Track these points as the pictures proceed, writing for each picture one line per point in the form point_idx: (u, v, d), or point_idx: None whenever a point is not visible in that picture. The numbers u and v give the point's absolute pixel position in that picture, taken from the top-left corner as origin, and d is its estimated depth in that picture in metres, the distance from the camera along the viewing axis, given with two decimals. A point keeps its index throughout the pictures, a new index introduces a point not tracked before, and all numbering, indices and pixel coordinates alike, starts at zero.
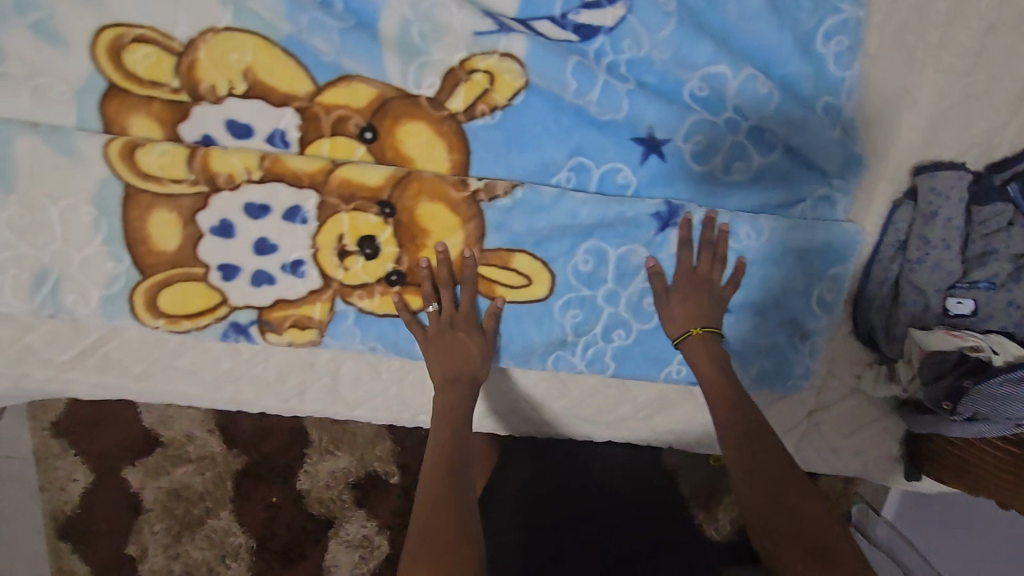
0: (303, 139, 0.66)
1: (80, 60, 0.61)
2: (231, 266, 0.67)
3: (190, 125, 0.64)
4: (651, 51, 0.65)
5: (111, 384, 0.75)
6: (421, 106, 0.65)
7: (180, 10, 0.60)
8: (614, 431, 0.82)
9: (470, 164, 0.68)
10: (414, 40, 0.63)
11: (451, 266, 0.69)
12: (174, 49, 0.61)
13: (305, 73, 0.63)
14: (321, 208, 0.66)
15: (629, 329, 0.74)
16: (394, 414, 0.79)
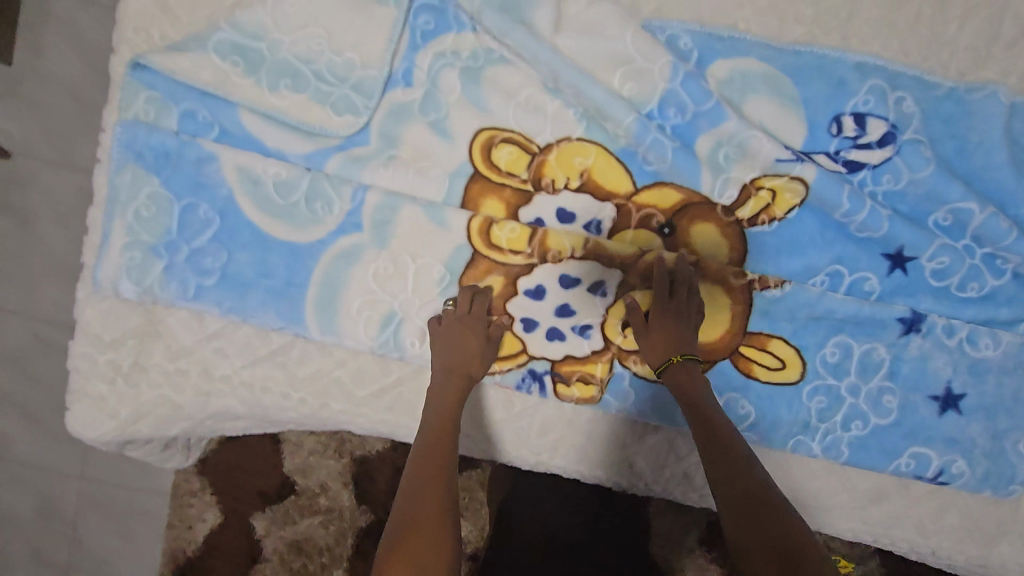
0: (614, 227, 0.78)
1: (459, 151, 0.76)
2: (532, 320, 0.77)
3: (529, 209, 0.77)
4: (907, 185, 0.78)
5: (390, 423, 0.83)
6: (716, 211, 0.78)
7: (547, 123, 0.76)
8: (833, 523, 0.85)
9: (746, 260, 0.79)
10: (720, 161, 0.77)
11: (719, 343, 0.79)
12: (532, 150, 0.76)
13: (629, 177, 0.77)
14: (621, 286, 0.77)
15: (866, 419, 0.81)
16: (631, 481, 0.82)
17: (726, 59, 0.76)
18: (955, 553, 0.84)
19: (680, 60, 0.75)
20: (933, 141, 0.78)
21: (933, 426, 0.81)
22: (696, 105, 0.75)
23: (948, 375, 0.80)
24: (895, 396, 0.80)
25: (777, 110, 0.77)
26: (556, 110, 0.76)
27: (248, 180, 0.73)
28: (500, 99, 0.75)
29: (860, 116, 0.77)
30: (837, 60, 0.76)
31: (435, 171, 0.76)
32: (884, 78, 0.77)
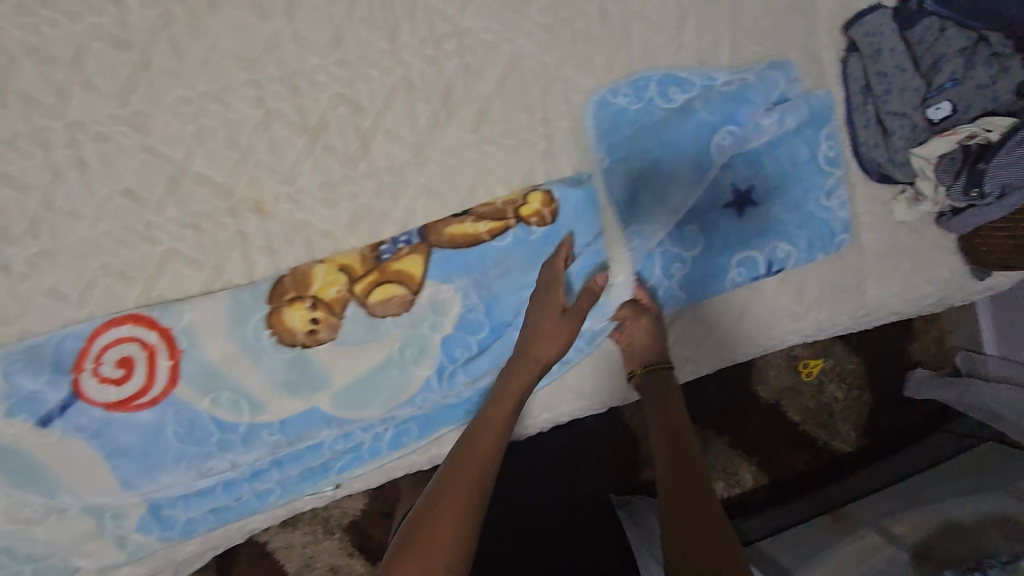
0: (373, 290, 0.76)
1: (192, 239, 0.78)
2: (332, 372, 0.77)
3: (296, 319, 0.74)
4: (584, 76, 0.83)
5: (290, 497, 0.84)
6: (464, 219, 0.78)
7: (256, 168, 0.78)
8: (711, 355, 0.91)
9: (488, 222, 0.78)
10: (443, 296, 0.78)
11: (506, 291, 0.79)
12: (277, 285, 0.74)
13: (377, 253, 0.77)
14: (395, 323, 0.77)
15: (682, 258, 0.83)
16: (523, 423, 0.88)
17: (461, 308, 0.79)
18: (822, 318, 0.92)
19: (431, 325, 0.78)
20: (581, 16, 0.82)
21: (741, 229, 0.83)
22: (448, 311, 0.79)
23: (731, 177, 0.82)
24: (695, 224, 0.83)
25: (506, 251, 0.78)
26: (254, 158, 0.78)
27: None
28: (207, 174, 0.77)
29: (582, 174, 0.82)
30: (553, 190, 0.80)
31: (185, 267, 0.78)
32: (534, 117, 0.83)
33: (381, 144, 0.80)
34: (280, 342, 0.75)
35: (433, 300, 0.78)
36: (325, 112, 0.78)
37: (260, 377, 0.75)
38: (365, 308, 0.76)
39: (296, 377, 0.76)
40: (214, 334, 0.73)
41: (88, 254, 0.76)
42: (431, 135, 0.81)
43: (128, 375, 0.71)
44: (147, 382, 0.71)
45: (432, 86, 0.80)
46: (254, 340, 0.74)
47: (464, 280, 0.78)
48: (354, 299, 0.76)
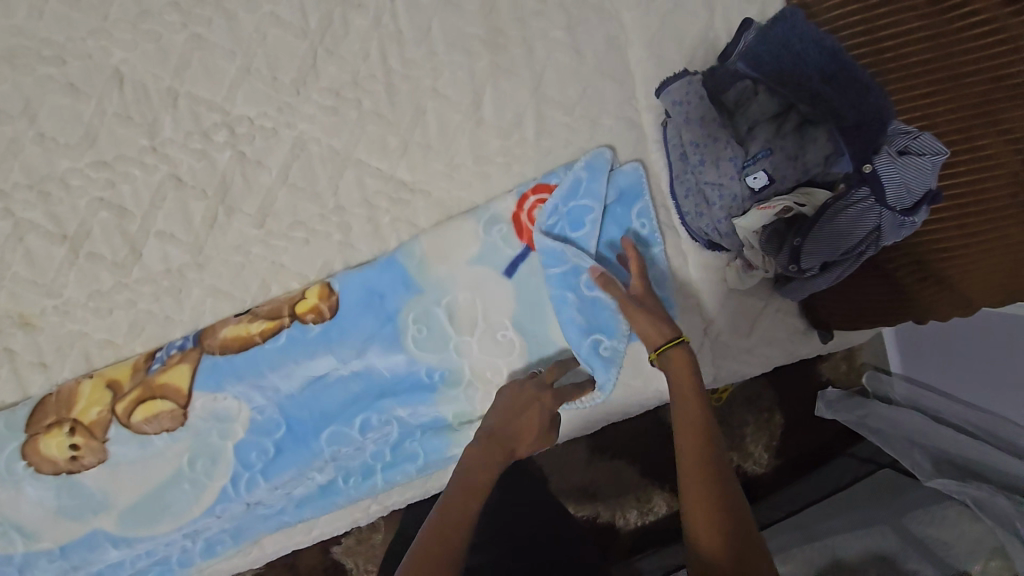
0: (140, 404, 0.73)
1: None
2: (112, 491, 0.73)
3: (54, 445, 0.71)
4: (380, 160, 0.77)
5: None
6: (241, 323, 0.76)
7: (12, 283, 0.72)
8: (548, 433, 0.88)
9: (263, 325, 0.75)
10: (227, 405, 0.74)
11: (300, 392, 0.76)
12: (36, 409, 0.72)
13: (145, 365, 0.74)
14: (172, 437, 0.73)
15: (500, 364, 0.79)
16: (345, 520, 0.84)
17: (250, 411, 0.75)
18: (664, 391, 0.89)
19: (219, 434, 0.74)
20: (367, 95, 0.75)
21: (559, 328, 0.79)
22: (237, 421, 0.75)
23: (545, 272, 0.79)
24: (510, 326, 0.79)
25: (293, 353, 0.75)
26: (9, 272, 0.72)
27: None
28: None
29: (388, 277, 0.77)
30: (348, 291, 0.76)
31: None
32: (325, 207, 0.77)
33: (154, 248, 0.74)
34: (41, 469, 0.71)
35: (210, 407, 0.74)
36: (86, 218, 0.72)
37: (30, 505, 0.71)
38: (129, 427, 0.72)
39: (73, 501, 0.72)
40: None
41: None
42: (210, 235, 0.75)
43: None
44: None
45: (205, 182, 0.74)
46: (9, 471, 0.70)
47: (249, 388, 0.75)
48: (117, 418, 0.72)
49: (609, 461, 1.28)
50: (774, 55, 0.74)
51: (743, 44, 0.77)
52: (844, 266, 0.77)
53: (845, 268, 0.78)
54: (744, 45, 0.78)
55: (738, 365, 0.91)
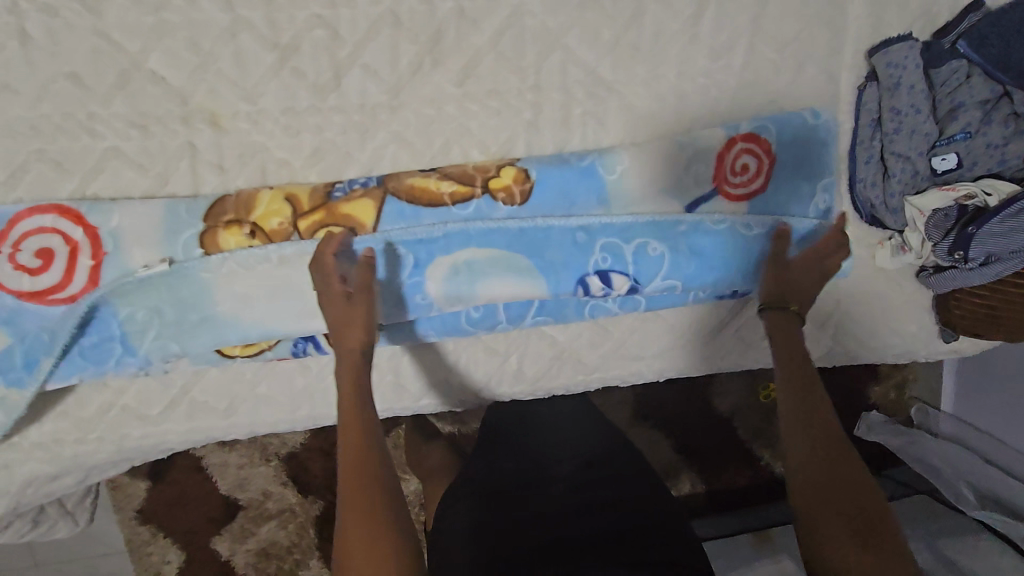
0: (320, 226, 0.70)
1: (138, 141, 0.72)
2: (267, 303, 0.71)
3: (231, 242, 0.69)
4: (588, 51, 0.77)
5: (205, 427, 0.82)
6: (431, 177, 0.71)
7: (214, 78, 0.72)
8: (663, 365, 0.90)
9: (454, 186, 0.71)
10: (392, 258, 0.72)
11: (464, 266, 0.73)
12: (219, 204, 0.69)
13: (330, 189, 0.70)
14: (342, 268, 0.72)
15: (653, 285, 0.78)
16: (459, 395, 0.87)
17: (408, 263, 0.72)
18: (778, 349, 0.91)
19: (382, 274, 0.73)
20: None
21: (720, 268, 0.78)
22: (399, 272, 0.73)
23: (723, 215, 0.76)
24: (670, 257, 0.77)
25: (467, 226, 0.72)
26: (214, 66, 0.71)
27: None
28: (163, 74, 0.71)
29: (580, 174, 0.72)
30: (538, 180, 0.72)
31: (127, 169, 0.73)
32: (525, 83, 0.77)
33: (356, 79, 0.74)
34: (211, 265, 0.69)
35: (383, 251, 0.72)
36: (300, 33, 0.71)
37: (187, 296, 0.69)
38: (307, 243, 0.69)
39: (229, 303, 0.71)
40: (140, 242, 0.68)
41: (24, 134, 0.71)
42: (411, 81, 0.75)
43: (44, 269, 0.67)
44: (58, 282, 0.67)
45: (421, 27, 0.73)
46: (184, 257, 0.69)
47: (414, 246, 0.72)
48: (297, 233, 0.70)
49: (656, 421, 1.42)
50: (1004, 40, 0.74)
51: (967, 25, 0.77)
52: (1009, 265, 0.77)
53: (1008, 271, 0.78)
54: (966, 27, 0.78)
55: (855, 347, 0.92)
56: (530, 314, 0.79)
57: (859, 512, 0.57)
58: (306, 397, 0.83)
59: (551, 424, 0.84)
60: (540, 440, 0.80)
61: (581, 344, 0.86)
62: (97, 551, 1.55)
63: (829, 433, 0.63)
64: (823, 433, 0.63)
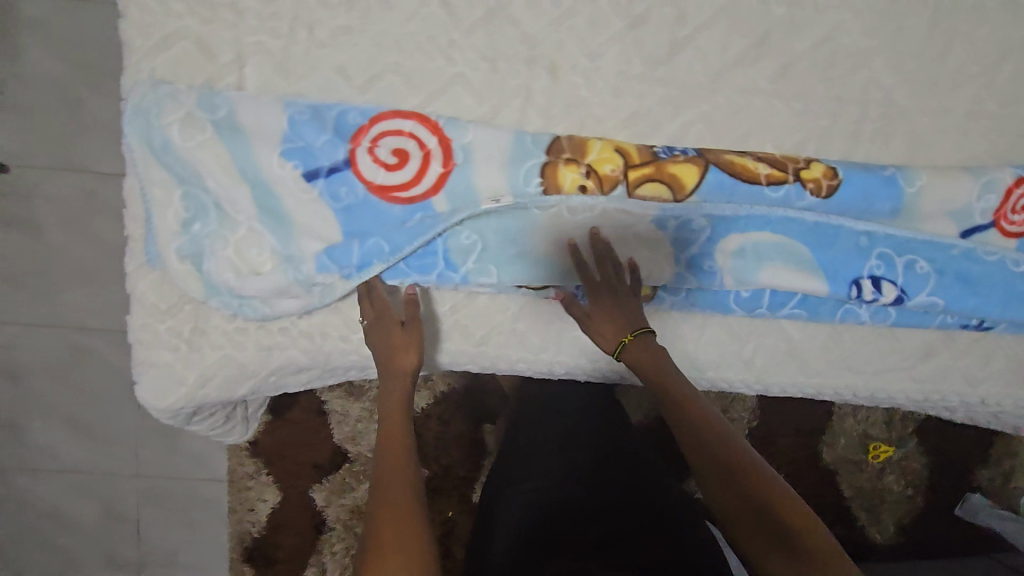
0: (644, 180, 0.75)
1: (484, 73, 0.79)
2: (575, 244, 0.76)
3: (564, 178, 0.73)
4: (891, 75, 0.84)
5: (453, 351, 0.86)
6: (747, 158, 0.76)
7: (564, 32, 0.79)
8: (879, 388, 0.92)
9: (768, 169, 0.76)
10: (693, 227, 0.77)
11: (756, 244, 0.78)
12: (559, 143, 0.74)
13: (657, 150, 0.76)
14: (650, 223, 0.77)
15: (920, 300, 0.81)
16: (686, 372, 0.90)
17: (705, 232, 0.78)
18: (996, 396, 0.92)
19: (680, 238, 0.78)
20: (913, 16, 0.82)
21: (985, 294, 0.81)
22: (695, 238, 0.78)
23: (997, 248, 0.81)
24: (942, 275, 0.80)
25: (771, 211, 0.76)
26: (569, 22, 0.79)
27: (257, 174, 0.71)
28: (523, 20, 0.78)
29: (884, 183, 0.77)
30: (846, 181, 0.76)
31: (466, 96, 0.79)
32: (830, 92, 0.84)
33: (685, 58, 0.81)
34: (543, 196, 0.73)
35: (689, 216, 0.76)
36: (652, 7, 0.79)
37: (513, 221, 0.76)
38: (632, 197, 0.74)
39: (544, 237, 0.76)
40: (488, 161, 0.73)
41: (388, 47, 0.78)
42: (732, 70, 0.82)
43: (398, 166, 0.72)
44: (406, 179, 0.72)
45: (754, 23, 0.80)
46: (522, 184, 0.73)
47: (716, 218, 0.77)
48: (624, 183, 0.74)
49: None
50: None
51: None
52: None
53: None
54: None
55: None
56: (791, 304, 0.83)
57: (741, 511, 0.63)
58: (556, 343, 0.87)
59: (544, 440, 0.97)
60: (568, 460, 0.91)
61: (811, 347, 0.90)
62: (201, 474, 1.58)
63: (723, 460, 0.65)
64: (716, 465, 0.65)
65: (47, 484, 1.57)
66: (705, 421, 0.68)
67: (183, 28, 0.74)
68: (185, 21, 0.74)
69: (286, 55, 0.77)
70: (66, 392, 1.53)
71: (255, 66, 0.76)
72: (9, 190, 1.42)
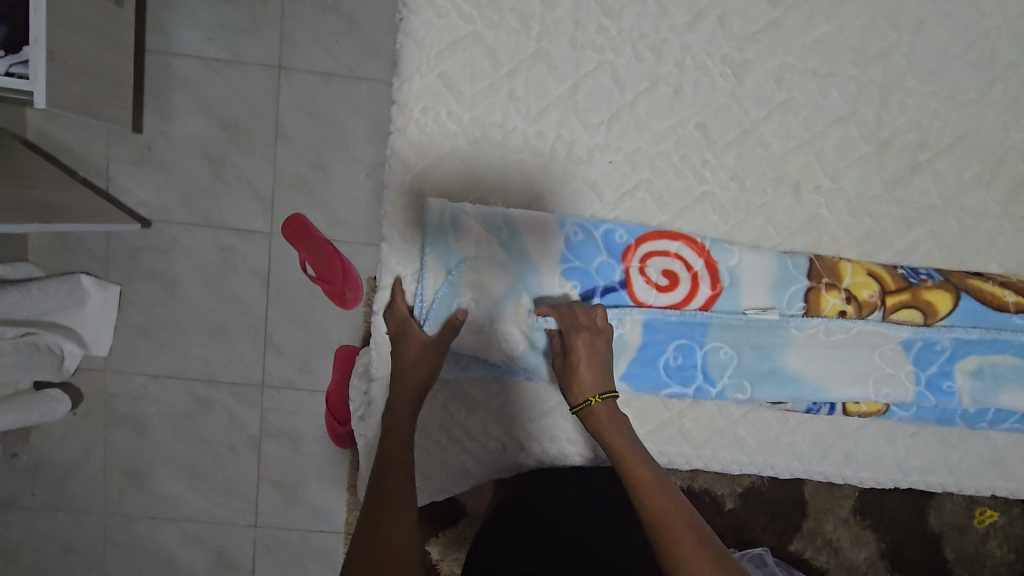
0: (899, 305, 0.78)
1: (733, 191, 0.81)
2: (828, 360, 0.79)
3: (826, 300, 0.78)
4: None
5: (675, 454, 0.87)
6: (996, 285, 0.80)
7: (812, 154, 0.81)
8: None
9: (1015, 297, 0.80)
10: (937, 348, 0.80)
11: (1000, 367, 0.81)
12: (823, 266, 0.78)
13: (912, 275, 0.79)
14: (897, 345, 0.79)
15: None
16: (892, 476, 0.92)
17: (950, 352, 0.80)
18: None
19: (924, 358, 0.80)
20: None
21: None
22: (939, 358, 0.80)
23: None
24: None
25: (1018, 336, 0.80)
26: (817, 145, 0.80)
27: (534, 290, 0.77)
28: (774, 142, 0.80)
29: None
30: None
31: (714, 214, 0.81)
32: None
33: (924, 179, 0.82)
34: (804, 317, 0.78)
35: (937, 339, 0.79)
36: (897, 132, 0.81)
37: (772, 339, 0.78)
38: (886, 322, 0.78)
39: (798, 355, 0.79)
40: (755, 284, 0.78)
41: (643, 165, 0.80)
42: (967, 191, 0.83)
43: (666, 286, 0.78)
44: (674, 300, 0.78)
45: (991, 149, 0.82)
46: (785, 305, 0.78)
47: (963, 340, 0.79)
48: (881, 308, 0.78)
49: (824, 495, 1.34)
50: None
51: None
52: None
53: None
54: None
55: None
56: (1012, 420, 0.86)
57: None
58: (771, 448, 0.89)
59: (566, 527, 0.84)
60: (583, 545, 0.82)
61: (1012, 454, 0.92)
62: (316, 526, 1.54)
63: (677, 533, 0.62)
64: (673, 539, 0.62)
65: (157, 537, 1.53)
66: (644, 479, 0.67)
67: (454, 148, 0.76)
68: (456, 141, 0.76)
69: (544, 172, 0.79)
70: (182, 446, 1.50)
71: (515, 181, 0.78)
72: (149, 245, 1.42)
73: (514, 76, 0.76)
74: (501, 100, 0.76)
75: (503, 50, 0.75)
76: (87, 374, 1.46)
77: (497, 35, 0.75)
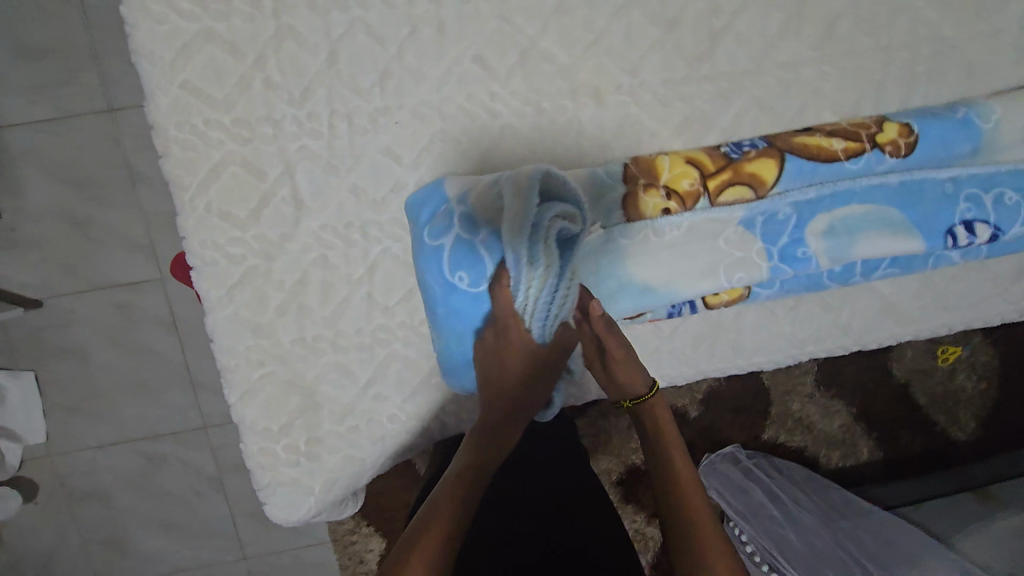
0: (724, 184, 0.76)
1: (531, 117, 0.77)
2: (671, 260, 0.76)
3: (648, 200, 0.75)
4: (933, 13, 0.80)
5: None
6: (820, 135, 0.77)
7: (604, 54, 0.76)
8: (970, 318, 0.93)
9: (841, 142, 0.77)
10: (780, 218, 0.76)
11: (849, 218, 0.77)
12: (636, 168, 0.76)
13: (730, 151, 0.77)
14: (739, 225, 0.76)
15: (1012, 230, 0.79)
16: (787, 352, 0.90)
17: (794, 218, 0.76)
18: None
19: (770, 231, 0.76)
20: None
21: None
22: (787, 226, 0.77)
23: None
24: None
25: (854, 181, 0.76)
26: (604, 43, 0.76)
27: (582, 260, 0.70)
28: (558, 53, 0.75)
29: (965, 123, 0.77)
30: (921, 130, 0.77)
31: (519, 145, 0.78)
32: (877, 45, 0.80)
33: (728, 47, 0.78)
34: (631, 224, 0.75)
35: (775, 208, 0.76)
36: (684, 6, 0.76)
37: (608, 255, 0.75)
38: (717, 206, 0.76)
39: (639, 264, 0.75)
40: None
41: (431, 116, 0.75)
42: (777, 46, 0.79)
43: None
44: None
45: None
46: (610, 218, 0.75)
47: (803, 202, 0.76)
48: (705, 194, 0.76)
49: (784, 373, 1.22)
50: None
51: None
52: None
53: None
54: None
55: None
56: (883, 266, 0.82)
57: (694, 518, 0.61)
58: (656, 359, 0.87)
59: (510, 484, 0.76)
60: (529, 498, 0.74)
61: (902, 296, 0.90)
62: (302, 541, 1.56)
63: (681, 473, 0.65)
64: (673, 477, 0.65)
65: None
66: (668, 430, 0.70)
67: (227, 154, 0.72)
68: (225, 147, 0.72)
69: (331, 152, 0.75)
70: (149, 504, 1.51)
71: (304, 170, 0.74)
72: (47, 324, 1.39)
73: (264, 63, 0.71)
74: (258, 92, 0.72)
75: (241, 41, 0.70)
76: (34, 464, 1.46)
77: (230, 25, 0.70)
